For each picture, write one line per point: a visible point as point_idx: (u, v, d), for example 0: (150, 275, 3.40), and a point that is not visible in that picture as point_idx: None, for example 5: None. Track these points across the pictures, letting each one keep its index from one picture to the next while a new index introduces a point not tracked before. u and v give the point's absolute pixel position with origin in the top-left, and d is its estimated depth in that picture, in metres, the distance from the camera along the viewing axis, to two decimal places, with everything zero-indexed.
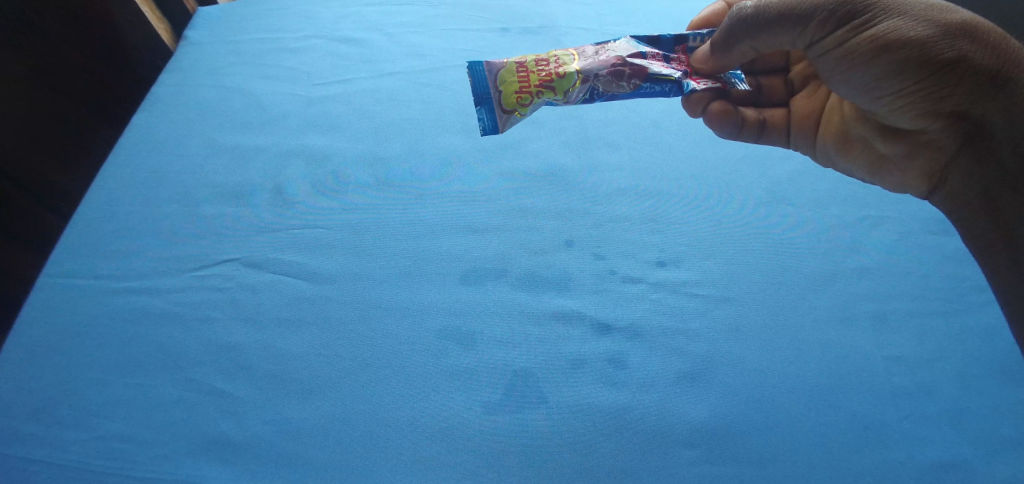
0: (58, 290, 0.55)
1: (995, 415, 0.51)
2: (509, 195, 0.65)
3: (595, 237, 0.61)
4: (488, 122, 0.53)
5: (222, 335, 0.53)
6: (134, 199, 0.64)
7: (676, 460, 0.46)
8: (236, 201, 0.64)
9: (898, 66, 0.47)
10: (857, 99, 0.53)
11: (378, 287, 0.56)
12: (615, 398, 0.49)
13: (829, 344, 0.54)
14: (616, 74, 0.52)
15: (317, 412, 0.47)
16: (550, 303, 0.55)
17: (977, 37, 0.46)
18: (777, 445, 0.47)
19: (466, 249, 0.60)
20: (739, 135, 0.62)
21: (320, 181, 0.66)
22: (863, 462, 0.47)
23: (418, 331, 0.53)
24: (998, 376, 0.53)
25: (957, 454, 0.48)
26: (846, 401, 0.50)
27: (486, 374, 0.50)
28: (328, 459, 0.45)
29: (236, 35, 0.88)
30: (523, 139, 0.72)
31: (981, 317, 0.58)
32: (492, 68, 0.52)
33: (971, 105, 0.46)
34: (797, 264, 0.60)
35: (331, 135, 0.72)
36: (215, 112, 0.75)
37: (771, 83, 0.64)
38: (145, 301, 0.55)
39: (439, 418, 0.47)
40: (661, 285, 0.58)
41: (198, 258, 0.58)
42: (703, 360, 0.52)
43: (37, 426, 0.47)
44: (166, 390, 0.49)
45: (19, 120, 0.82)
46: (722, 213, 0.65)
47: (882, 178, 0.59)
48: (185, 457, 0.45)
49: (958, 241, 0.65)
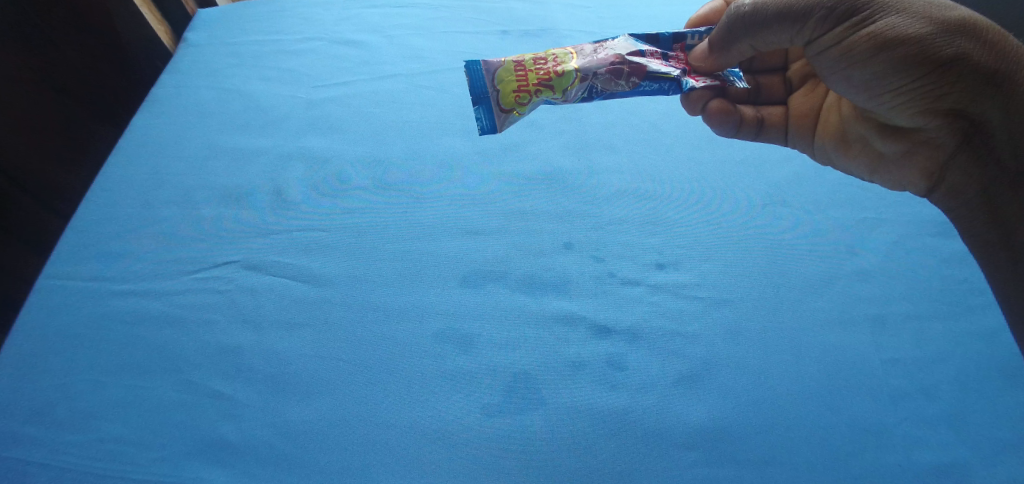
0: (60, 294, 0.55)
1: (992, 417, 0.51)
2: (508, 197, 0.65)
3: (595, 239, 0.62)
4: (486, 122, 0.53)
5: (222, 338, 0.53)
6: (134, 202, 0.64)
7: (676, 461, 0.47)
8: (236, 204, 0.64)
9: (897, 64, 0.47)
10: (856, 98, 0.53)
11: (378, 290, 0.57)
12: (614, 400, 0.50)
13: (827, 346, 0.55)
14: (615, 72, 0.52)
15: (318, 417, 0.48)
16: (550, 306, 0.56)
17: (976, 34, 0.45)
18: (775, 447, 0.48)
19: (466, 251, 0.60)
20: (737, 134, 0.61)
21: (320, 183, 0.66)
22: (860, 463, 0.48)
23: (418, 336, 0.53)
24: (996, 378, 0.54)
25: (953, 456, 0.49)
26: (844, 402, 0.51)
27: (487, 377, 0.50)
28: (328, 463, 0.45)
29: (234, 36, 0.87)
30: (523, 141, 0.72)
31: (979, 319, 0.58)
32: (490, 67, 0.52)
33: (969, 103, 0.46)
34: (795, 266, 0.61)
35: (331, 137, 0.72)
36: (215, 114, 0.75)
37: (769, 82, 0.64)
38: (146, 304, 0.55)
39: (440, 422, 0.48)
40: (660, 287, 0.58)
41: (198, 261, 0.59)
42: (702, 362, 0.53)
43: (36, 427, 0.47)
44: (165, 392, 0.49)
45: (24, 121, 0.83)
46: (721, 214, 0.65)
47: (881, 176, 0.58)
48: (184, 460, 0.45)
49: (957, 242, 0.65)
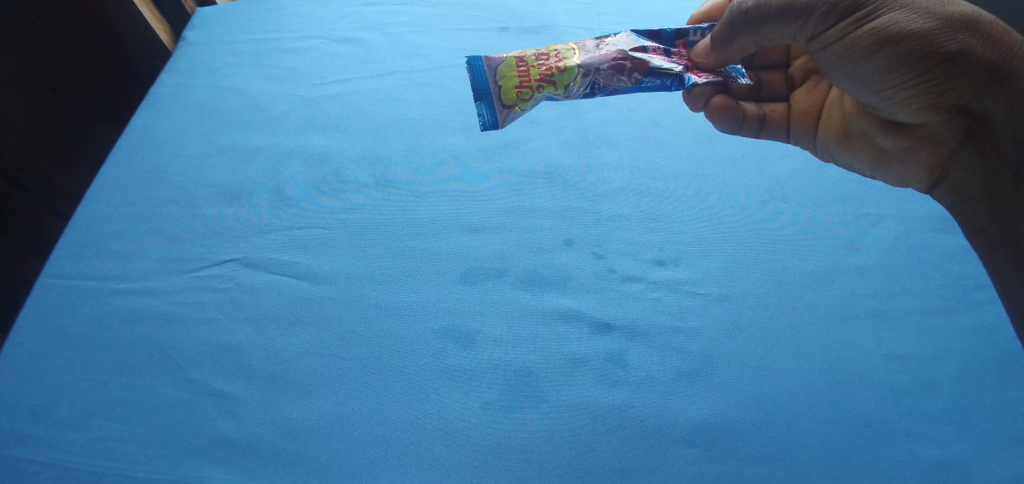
0: (60, 293, 0.55)
1: (994, 413, 0.51)
2: (508, 195, 0.65)
3: (595, 236, 0.61)
4: (488, 118, 0.53)
5: (222, 336, 0.53)
6: (134, 200, 0.64)
7: (676, 458, 0.47)
8: (236, 202, 0.64)
9: (900, 59, 0.47)
10: (858, 93, 0.53)
11: (378, 287, 0.57)
12: (615, 397, 0.50)
13: (828, 342, 0.54)
14: (617, 68, 0.51)
15: (318, 414, 0.48)
16: (550, 303, 0.56)
17: (979, 29, 0.45)
18: (777, 443, 0.48)
19: (466, 248, 0.60)
20: (739, 130, 0.61)
21: (319, 181, 0.66)
22: (862, 460, 0.47)
23: (418, 333, 0.53)
24: (997, 373, 0.54)
25: (956, 452, 0.49)
26: (846, 399, 0.51)
27: (487, 374, 0.50)
28: (329, 460, 0.45)
29: (233, 35, 0.87)
30: (522, 138, 0.72)
31: (980, 315, 0.58)
32: (492, 63, 0.52)
33: (972, 98, 0.46)
34: (796, 262, 0.60)
35: (330, 135, 0.72)
36: (214, 112, 0.74)
37: (771, 78, 0.63)
38: (146, 302, 0.55)
39: (439, 418, 0.48)
40: (660, 284, 0.58)
41: (197, 259, 0.59)
42: (703, 358, 0.53)
43: (36, 426, 0.47)
44: (166, 390, 0.49)
45: (25, 120, 0.83)
46: (722, 210, 0.65)
47: (883, 172, 0.58)
48: (185, 458, 0.45)
49: (957, 237, 0.65)
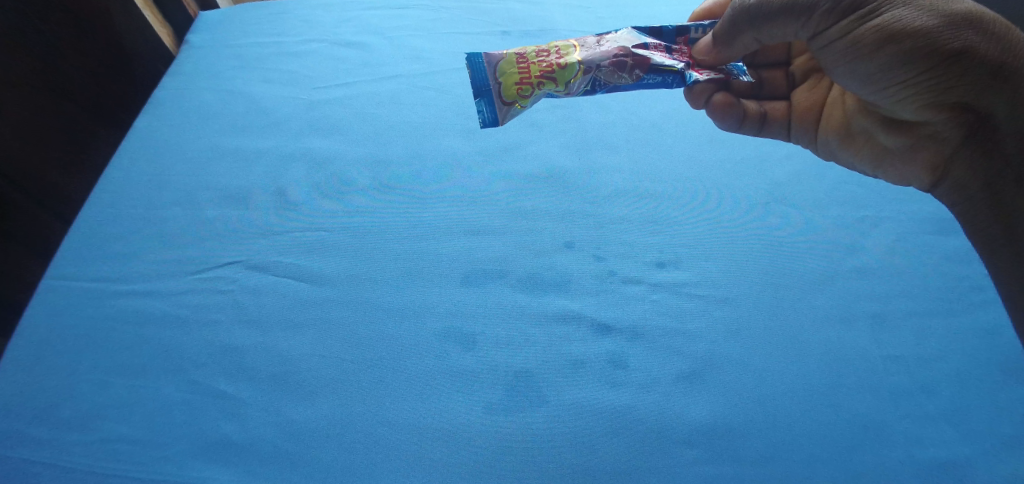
0: (62, 294, 0.56)
1: (996, 415, 0.51)
2: (509, 197, 0.65)
3: (595, 238, 0.61)
4: (488, 115, 0.53)
5: (224, 338, 0.53)
6: (137, 203, 0.64)
7: (676, 460, 0.47)
8: (238, 205, 0.65)
9: (903, 57, 0.47)
10: (861, 92, 0.52)
11: (379, 289, 0.57)
12: (616, 398, 0.50)
13: (829, 344, 0.54)
14: (618, 65, 0.52)
15: (319, 416, 0.48)
16: (551, 304, 0.56)
17: (983, 27, 0.45)
18: (777, 444, 0.48)
19: (467, 251, 0.60)
20: (740, 128, 0.61)
21: (321, 184, 0.67)
22: (863, 461, 0.47)
23: (418, 335, 0.53)
24: (999, 376, 0.53)
25: (957, 454, 0.48)
26: (847, 400, 0.51)
27: (488, 376, 0.51)
28: (329, 462, 0.46)
29: (235, 38, 0.87)
30: (523, 142, 0.72)
31: (982, 316, 0.58)
32: (491, 60, 0.52)
33: (976, 97, 0.46)
34: (797, 264, 0.60)
35: (333, 138, 0.72)
36: (217, 116, 0.75)
37: (772, 77, 0.63)
38: (147, 304, 0.55)
39: (440, 419, 0.48)
40: (661, 286, 0.58)
41: (199, 261, 0.59)
42: (704, 361, 0.52)
43: (38, 428, 0.47)
44: (167, 392, 0.49)
45: (22, 130, 0.83)
46: (722, 213, 0.65)
47: (886, 170, 0.58)
48: (186, 458, 0.46)
49: (958, 238, 0.64)
